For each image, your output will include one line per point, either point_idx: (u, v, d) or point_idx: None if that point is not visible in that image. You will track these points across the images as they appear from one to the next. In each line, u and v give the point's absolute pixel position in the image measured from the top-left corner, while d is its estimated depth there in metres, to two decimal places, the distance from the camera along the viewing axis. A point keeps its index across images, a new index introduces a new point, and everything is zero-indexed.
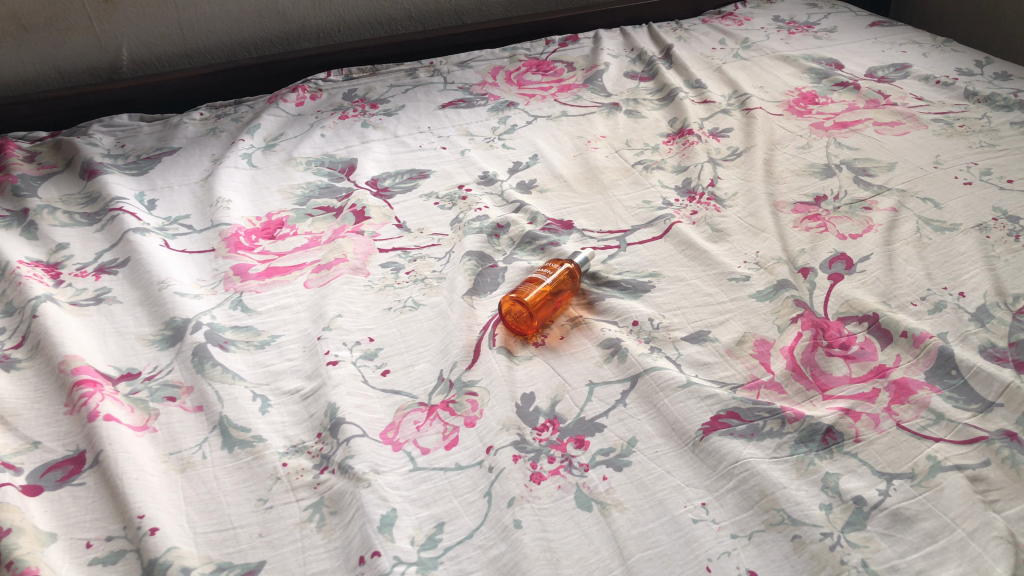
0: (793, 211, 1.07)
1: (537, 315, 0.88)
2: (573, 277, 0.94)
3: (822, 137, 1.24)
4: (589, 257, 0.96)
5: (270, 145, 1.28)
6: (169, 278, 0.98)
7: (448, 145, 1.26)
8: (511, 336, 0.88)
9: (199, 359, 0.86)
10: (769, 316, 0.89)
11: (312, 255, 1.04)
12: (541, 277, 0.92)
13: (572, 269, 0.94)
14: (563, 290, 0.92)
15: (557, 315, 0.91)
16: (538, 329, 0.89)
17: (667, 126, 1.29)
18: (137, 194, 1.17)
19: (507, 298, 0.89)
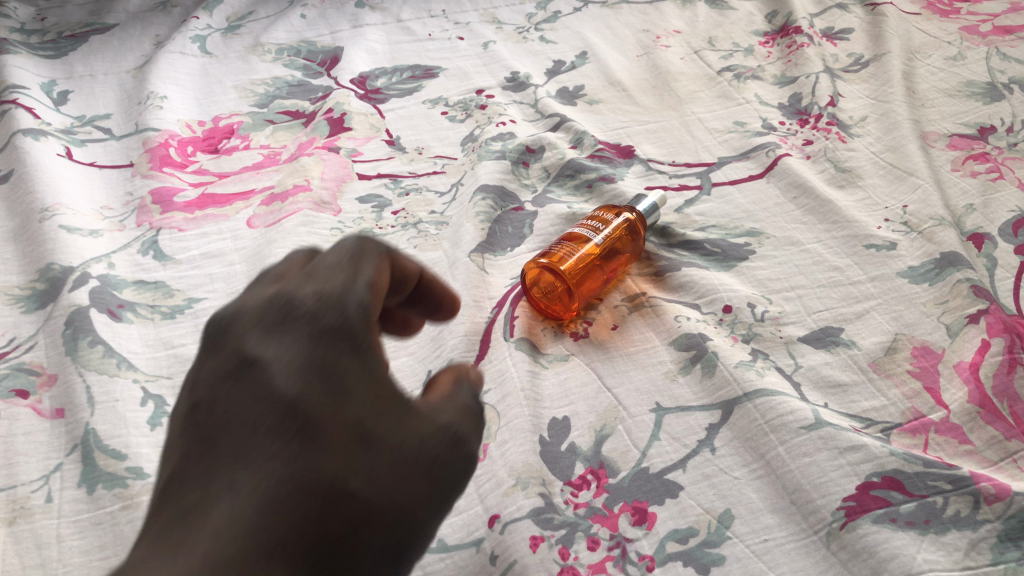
0: (948, 147, 0.75)
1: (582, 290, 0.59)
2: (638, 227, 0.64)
3: (979, 44, 0.89)
4: (658, 201, 0.66)
5: (233, 26, 0.97)
6: (57, 202, 0.69)
7: (468, 36, 0.94)
8: (539, 321, 0.60)
9: (72, 333, 0.57)
10: (931, 310, 0.59)
11: (264, 179, 0.74)
12: (592, 225, 0.62)
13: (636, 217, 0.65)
14: (623, 247, 0.63)
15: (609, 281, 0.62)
16: (579, 311, 0.60)
17: (764, 22, 0.96)
18: (45, 82, 0.86)
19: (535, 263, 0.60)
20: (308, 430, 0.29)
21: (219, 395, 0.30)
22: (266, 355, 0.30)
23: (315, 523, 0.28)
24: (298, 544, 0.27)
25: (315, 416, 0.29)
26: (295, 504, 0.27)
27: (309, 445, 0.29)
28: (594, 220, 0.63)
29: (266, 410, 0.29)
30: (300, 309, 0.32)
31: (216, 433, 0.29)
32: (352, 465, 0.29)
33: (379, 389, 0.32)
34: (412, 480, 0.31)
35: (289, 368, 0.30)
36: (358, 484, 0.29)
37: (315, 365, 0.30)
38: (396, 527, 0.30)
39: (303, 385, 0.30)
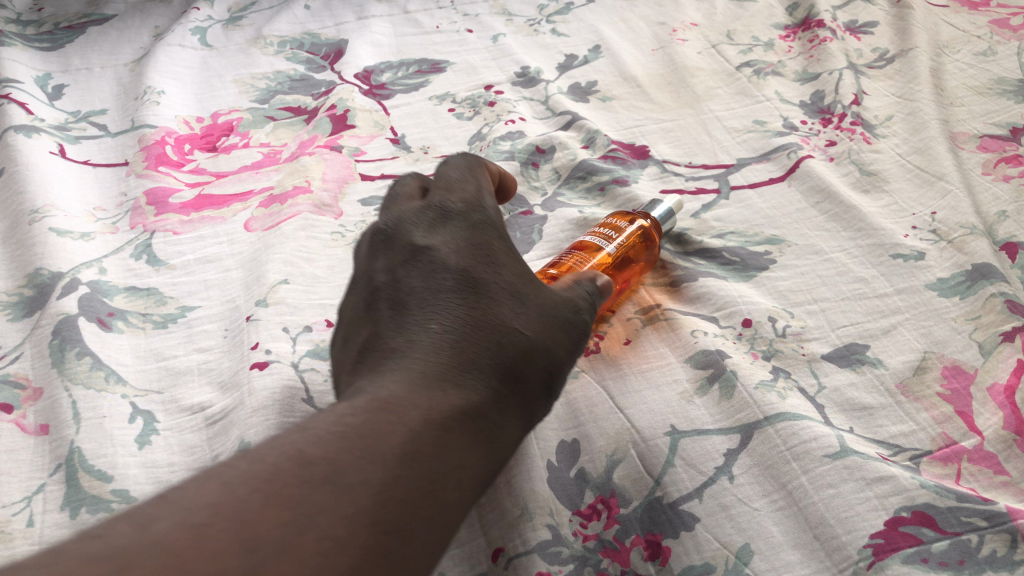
0: (979, 149, 0.71)
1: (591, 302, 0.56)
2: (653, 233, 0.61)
3: (1011, 37, 0.85)
4: (674, 206, 0.63)
5: (235, 18, 0.94)
6: (48, 203, 0.66)
7: (476, 28, 0.91)
8: None
9: (60, 344, 0.55)
10: (963, 326, 0.55)
11: (263, 179, 0.71)
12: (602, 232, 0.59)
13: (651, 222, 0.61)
14: (637, 254, 0.59)
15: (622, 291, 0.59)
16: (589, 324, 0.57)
17: (785, 15, 0.92)
18: (40, 76, 0.84)
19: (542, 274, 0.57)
20: (473, 292, 0.43)
21: (402, 272, 0.45)
22: (434, 247, 0.45)
23: (486, 353, 0.41)
24: (478, 368, 0.40)
25: (479, 279, 0.44)
26: (465, 346, 0.41)
27: (473, 304, 0.43)
28: (605, 226, 0.60)
29: (448, 280, 0.44)
30: (453, 213, 0.47)
31: (405, 299, 0.44)
32: (502, 320, 0.43)
33: (512, 264, 0.46)
34: (546, 326, 0.44)
35: (450, 255, 0.45)
36: (509, 329, 0.42)
37: (470, 246, 0.46)
38: (541, 362, 0.43)
39: (471, 260, 0.45)
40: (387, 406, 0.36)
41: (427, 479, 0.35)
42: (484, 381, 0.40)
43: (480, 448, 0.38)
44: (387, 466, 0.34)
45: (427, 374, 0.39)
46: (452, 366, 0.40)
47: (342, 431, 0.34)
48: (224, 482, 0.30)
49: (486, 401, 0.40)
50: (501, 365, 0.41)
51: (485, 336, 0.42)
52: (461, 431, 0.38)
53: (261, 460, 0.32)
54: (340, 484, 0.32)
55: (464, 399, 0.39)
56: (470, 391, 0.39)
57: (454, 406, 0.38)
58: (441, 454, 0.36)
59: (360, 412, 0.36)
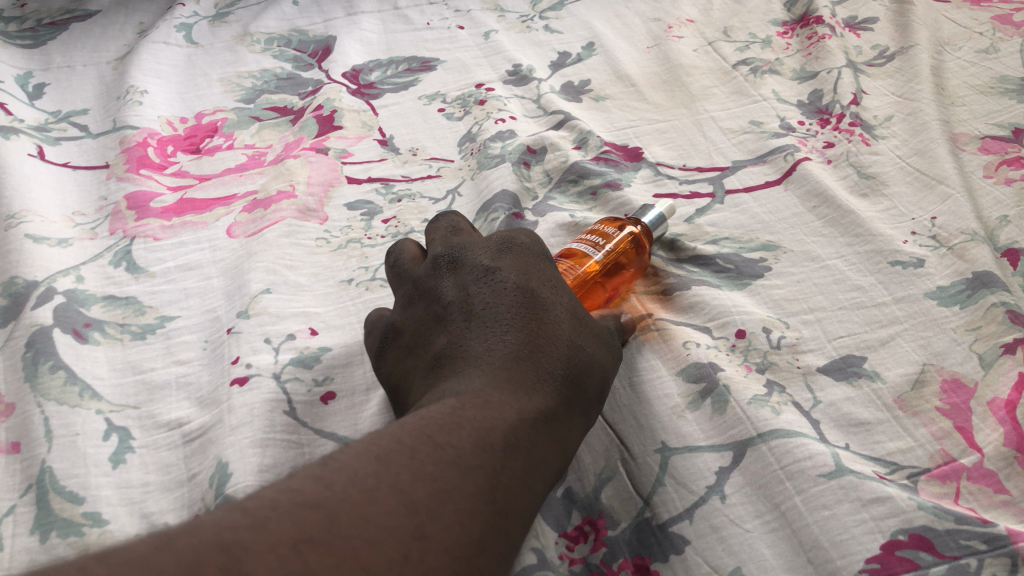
0: (981, 151, 0.70)
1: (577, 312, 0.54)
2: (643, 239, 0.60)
3: (1013, 34, 0.83)
4: (666, 210, 0.61)
5: (221, 14, 0.92)
6: (25, 208, 0.65)
7: (468, 24, 0.89)
8: None
9: (33, 357, 0.53)
10: (963, 337, 0.54)
11: (247, 183, 0.69)
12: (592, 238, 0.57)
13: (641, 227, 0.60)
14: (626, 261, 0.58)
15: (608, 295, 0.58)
16: None
17: (783, 10, 0.90)
18: (21, 74, 0.82)
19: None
20: (546, 305, 0.45)
21: (473, 286, 0.46)
22: (502, 266, 0.47)
23: (563, 361, 0.43)
24: (558, 373, 0.42)
25: (550, 297, 0.46)
26: (545, 352, 0.43)
27: (548, 317, 0.45)
28: (594, 231, 0.58)
29: (521, 294, 0.45)
30: (519, 241, 0.49)
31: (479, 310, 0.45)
32: (571, 334, 0.45)
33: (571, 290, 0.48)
34: (603, 347, 0.47)
35: (521, 273, 0.47)
36: (579, 344, 0.45)
37: (537, 268, 0.48)
38: (602, 380, 0.45)
39: (539, 280, 0.47)
40: (484, 403, 0.38)
41: (521, 475, 0.37)
42: (564, 385, 0.42)
43: (561, 448, 0.41)
44: (495, 454, 0.36)
45: (514, 376, 0.41)
46: (535, 370, 0.42)
47: (455, 421, 0.37)
48: (377, 456, 0.34)
49: (562, 405, 0.42)
50: (576, 373, 0.43)
51: (560, 345, 0.43)
52: (546, 431, 0.40)
53: (397, 440, 0.35)
54: (463, 466, 0.35)
55: (547, 401, 0.41)
56: (553, 394, 0.41)
57: (540, 408, 0.40)
58: (532, 449, 0.38)
59: (464, 408, 0.38)
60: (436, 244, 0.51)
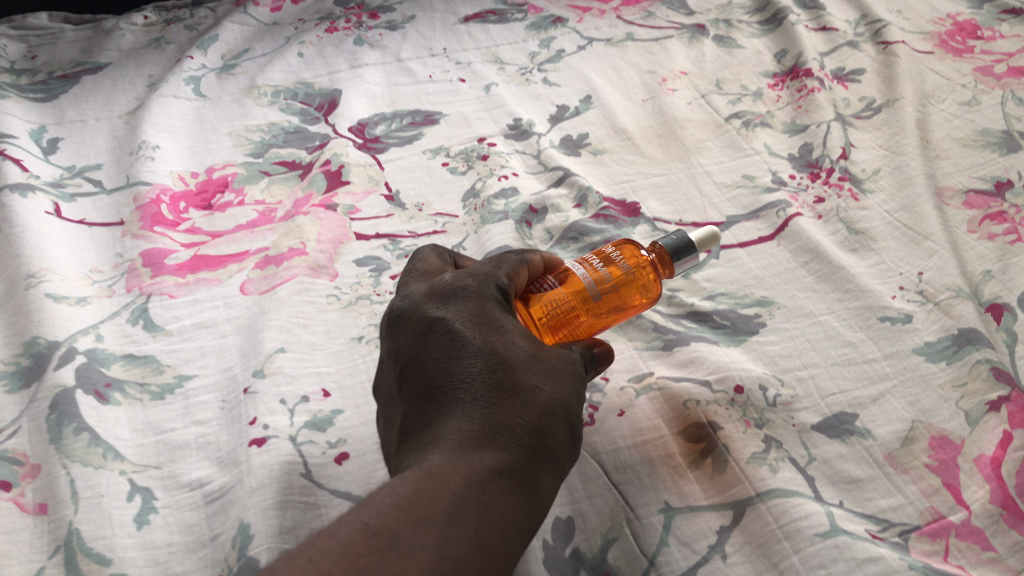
0: (965, 205, 0.72)
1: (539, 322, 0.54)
2: (656, 270, 0.58)
3: (994, 86, 0.87)
4: (696, 241, 0.59)
5: (229, 66, 0.95)
6: (44, 267, 0.67)
7: (469, 77, 0.91)
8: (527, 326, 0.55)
9: (57, 419, 0.55)
10: (950, 393, 0.56)
11: (259, 239, 0.72)
12: (590, 257, 0.57)
13: (659, 255, 0.58)
14: (624, 284, 0.56)
15: (606, 319, 0.56)
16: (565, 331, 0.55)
17: (773, 62, 0.94)
18: (35, 129, 0.84)
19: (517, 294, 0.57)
20: (496, 354, 0.45)
21: (422, 344, 0.46)
22: (448, 318, 0.47)
23: (516, 413, 0.43)
24: (511, 427, 0.42)
25: (497, 343, 0.46)
26: (493, 405, 0.43)
27: (500, 368, 0.44)
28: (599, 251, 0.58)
29: (467, 345, 0.45)
30: (463, 289, 0.49)
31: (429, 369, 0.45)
32: (521, 378, 0.44)
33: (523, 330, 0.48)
34: (562, 384, 0.46)
35: (467, 324, 0.46)
36: (531, 387, 0.44)
37: (484, 314, 0.47)
38: (563, 416, 0.45)
39: (487, 326, 0.46)
40: (432, 473, 0.39)
41: (474, 538, 0.37)
42: (519, 437, 0.42)
43: (524, 501, 0.41)
44: (438, 527, 0.37)
45: (465, 440, 0.41)
46: (486, 428, 0.42)
47: (397, 501, 0.37)
48: (311, 555, 0.35)
49: (518, 453, 0.42)
50: (533, 422, 0.43)
51: (510, 394, 0.43)
52: (502, 489, 0.40)
53: (333, 536, 0.35)
54: (401, 550, 0.35)
55: (500, 458, 0.41)
56: (506, 448, 0.41)
57: (492, 467, 0.40)
58: (485, 511, 0.38)
59: (408, 483, 0.38)
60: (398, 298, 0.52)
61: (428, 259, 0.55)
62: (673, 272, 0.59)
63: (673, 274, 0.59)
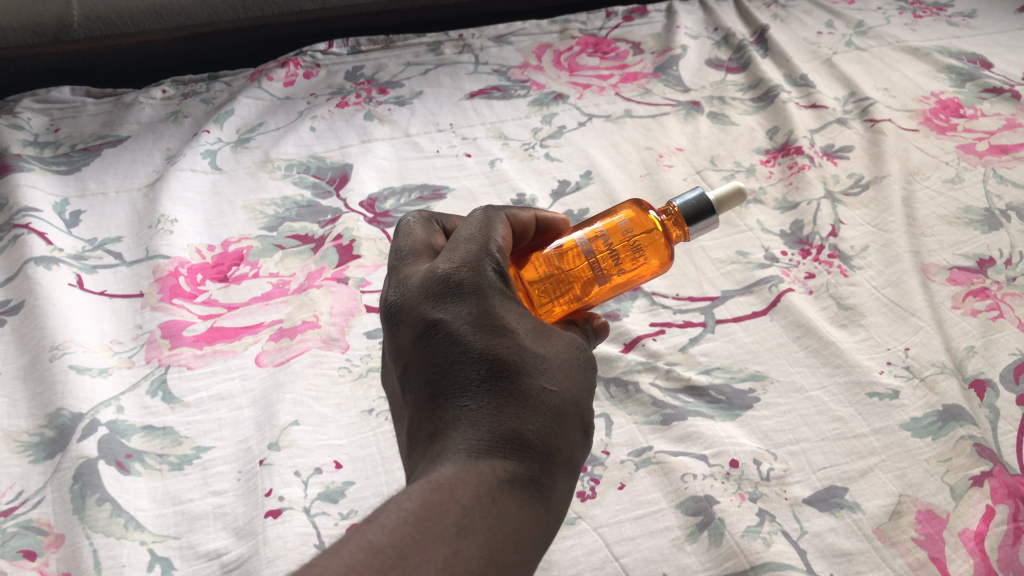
0: (949, 281, 0.75)
1: (542, 298, 0.55)
2: (668, 233, 0.59)
3: (976, 164, 0.90)
4: (714, 202, 0.60)
5: (244, 139, 0.99)
6: (68, 339, 0.70)
7: (474, 152, 0.96)
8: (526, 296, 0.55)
9: (81, 490, 0.58)
10: (935, 467, 0.59)
11: (273, 312, 0.75)
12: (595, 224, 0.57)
13: (673, 217, 0.59)
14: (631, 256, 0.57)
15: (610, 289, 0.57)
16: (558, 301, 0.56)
17: (765, 139, 0.99)
18: (58, 202, 0.88)
19: (519, 252, 0.57)
20: (504, 357, 0.42)
21: (422, 344, 0.43)
22: (447, 316, 0.44)
23: (528, 419, 0.40)
24: (520, 433, 0.40)
25: (505, 342, 0.43)
26: (504, 412, 0.40)
27: (505, 371, 0.42)
28: (605, 217, 0.58)
29: (472, 347, 0.42)
30: (460, 278, 0.45)
31: (432, 369, 0.42)
32: (533, 382, 0.42)
33: (526, 321, 0.45)
34: (570, 380, 0.44)
35: (467, 322, 0.43)
36: (543, 390, 0.42)
37: (485, 308, 0.44)
38: (576, 418, 0.43)
39: (493, 323, 0.43)
40: (440, 487, 0.36)
41: (485, 560, 0.35)
42: (530, 445, 0.40)
43: (538, 510, 0.38)
44: (446, 543, 0.34)
45: (472, 450, 0.39)
46: (497, 438, 0.39)
47: (401, 520, 0.34)
48: None
49: (532, 461, 0.39)
50: (543, 426, 0.41)
51: (521, 402, 0.41)
52: (514, 501, 0.38)
53: (334, 560, 0.32)
54: (408, 569, 0.32)
55: (512, 467, 0.38)
56: (517, 457, 0.39)
57: (501, 478, 0.38)
58: (496, 527, 0.36)
59: (415, 497, 0.35)
60: (389, 281, 0.48)
61: (418, 232, 0.52)
62: (687, 234, 0.59)
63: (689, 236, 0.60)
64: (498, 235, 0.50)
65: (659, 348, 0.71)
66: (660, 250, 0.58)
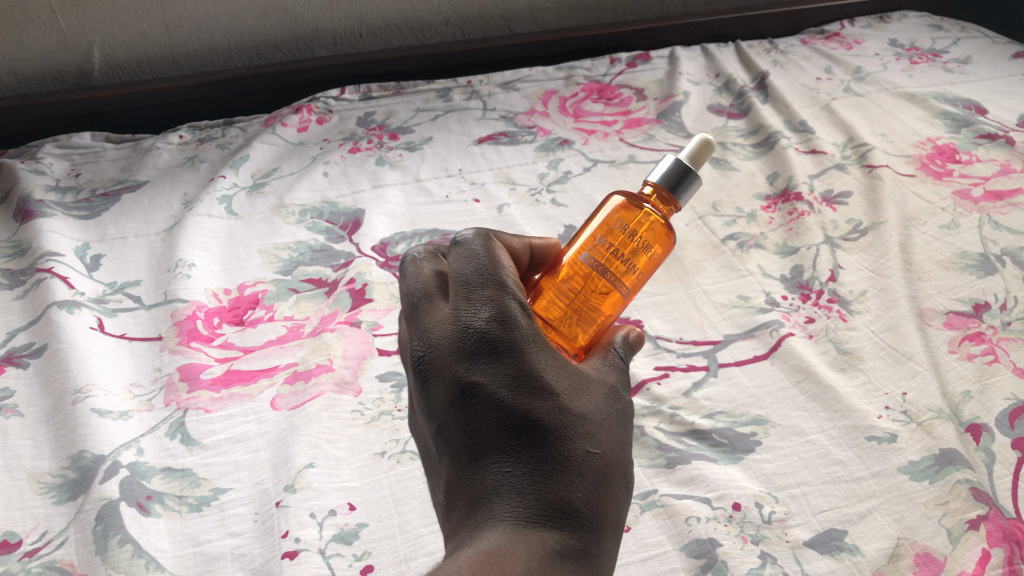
0: (946, 325, 0.77)
1: (568, 326, 0.52)
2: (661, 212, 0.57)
3: (972, 210, 0.93)
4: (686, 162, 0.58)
5: (258, 184, 1.02)
6: (90, 382, 0.72)
7: (483, 197, 0.98)
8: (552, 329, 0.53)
9: (103, 531, 0.59)
10: (932, 511, 0.60)
11: (288, 355, 0.77)
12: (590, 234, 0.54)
13: (655, 194, 0.57)
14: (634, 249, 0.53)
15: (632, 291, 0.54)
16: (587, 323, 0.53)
17: (766, 184, 1.02)
18: (78, 246, 0.91)
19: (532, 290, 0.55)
20: (547, 422, 0.43)
21: (460, 408, 0.43)
22: (484, 379, 0.43)
23: (572, 486, 0.42)
24: (566, 502, 0.41)
25: (547, 405, 0.43)
26: (549, 481, 0.42)
27: (547, 436, 0.43)
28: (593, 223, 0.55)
29: (514, 412, 0.43)
30: (495, 336, 0.44)
31: (472, 433, 0.43)
32: (576, 446, 0.43)
33: (563, 375, 0.45)
34: (608, 439, 0.45)
35: (506, 380, 0.43)
36: (585, 453, 0.43)
37: (522, 365, 0.44)
38: (617, 478, 0.45)
39: (531, 384, 0.43)
40: (489, 558, 0.37)
41: None
42: (577, 511, 0.42)
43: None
44: None
45: (520, 520, 0.40)
46: (544, 507, 0.41)
47: None
48: None
49: (577, 527, 0.41)
50: (587, 491, 0.42)
51: (565, 468, 0.42)
52: (563, 571, 0.39)
53: None
54: None
55: (560, 537, 0.40)
56: (564, 525, 0.41)
57: (550, 549, 0.39)
58: None
59: (465, 567, 0.37)
60: (411, 330, 0.47)
61: (423, 266, 0.50)
62: (676, 204, 0.57)
63: (679, 206, 0.58)
64: (507, 264, 0.48)
65: (663, 392, 0.73)
66: (657, 234, 0.55)
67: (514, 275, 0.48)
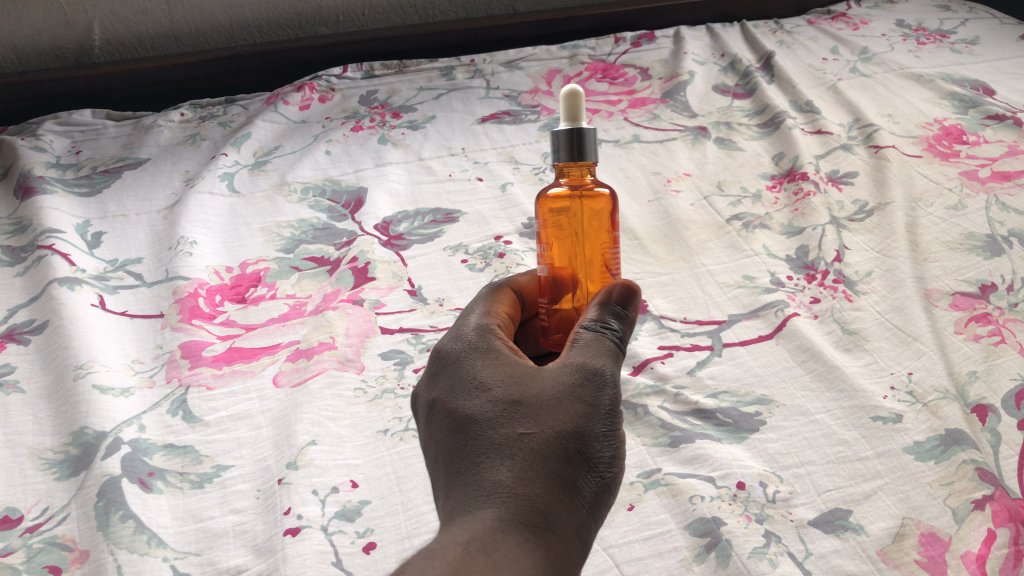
0: (952, 306, 0.77)
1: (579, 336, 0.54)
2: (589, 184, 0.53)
3: (980, 190, 0.92)
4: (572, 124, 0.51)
5: (260, 162, 1.02)
6: (92, 358, 0.72)
7: (486, 176, 0.98)
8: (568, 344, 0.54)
9: (105, 506, 0.59)
10: (938, 490, 0.60)
11: (290, 333, 0.77)
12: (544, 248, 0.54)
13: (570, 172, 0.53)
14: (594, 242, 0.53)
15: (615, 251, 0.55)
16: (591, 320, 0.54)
17: (771, 164, 1.01)
18: (80, 224, 0.90)
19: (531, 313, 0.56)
20: (486, 412, 0.42)
21: (425, 429, 0.44)
22: (437, 395, 0.45)
23: (510, 463, 0.39)
24: (500, 479, 0.39)
25: (487, 397, 0.42)
26: (483, 464, 0.40)
27: (483, 424, 0.41)
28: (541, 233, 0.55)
29: (456, 413, 0.43)
30: (445, 356, 0.46)
31: (432, 449, 0.43)
32: (516, 426, 0.41)
33: (512, 367, 0.44)
34: (565, 411, 0.42)
35: (452, 388, 0.44)
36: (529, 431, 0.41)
37: (465, 372, 0.44)
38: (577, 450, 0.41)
39: (473, 384, 0.44)
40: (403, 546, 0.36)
41: None
42: (517, 486, 0.38)
43: (531, 550, 0.36)
44: None
45: (456, 508, 0.38)
46: (477, 490, 0.39)
47: None
48: None
49: (517, 503, 0.38)
50: (530, 466, 0.39)
51: (502, 449, 0.40)
52: (490, 542, 0.36)
53: None
54: None
55: (490, 513, 0.37)
56: (499, 501, 0.38)
57: (473, 525, 0.36)
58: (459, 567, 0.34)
59: None
60: None
61: None
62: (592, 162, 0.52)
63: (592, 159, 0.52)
64: (482, 302, 0.51)
65: (667, 371, 0.72)
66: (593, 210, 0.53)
67: (495, 308, 0.51)
